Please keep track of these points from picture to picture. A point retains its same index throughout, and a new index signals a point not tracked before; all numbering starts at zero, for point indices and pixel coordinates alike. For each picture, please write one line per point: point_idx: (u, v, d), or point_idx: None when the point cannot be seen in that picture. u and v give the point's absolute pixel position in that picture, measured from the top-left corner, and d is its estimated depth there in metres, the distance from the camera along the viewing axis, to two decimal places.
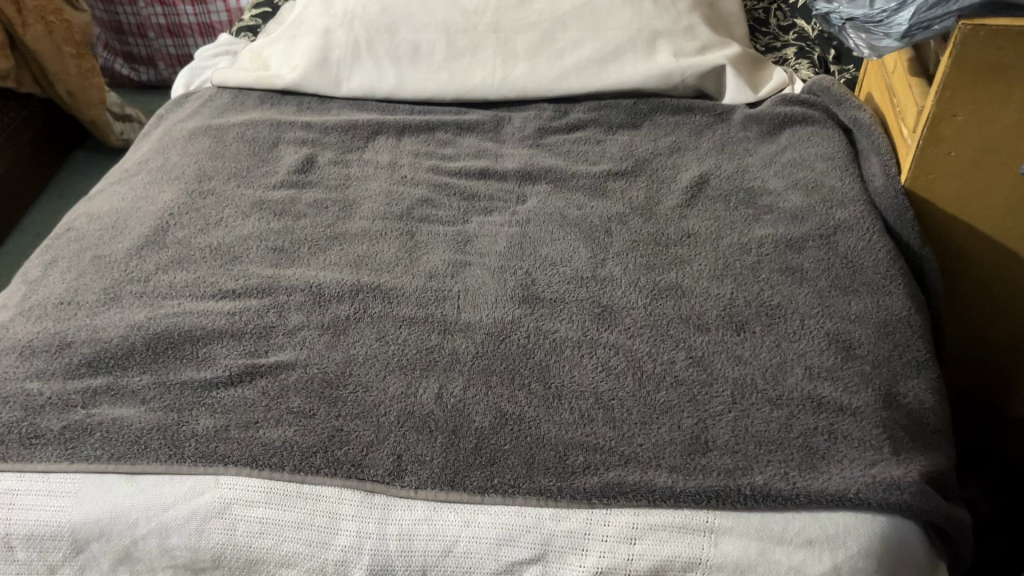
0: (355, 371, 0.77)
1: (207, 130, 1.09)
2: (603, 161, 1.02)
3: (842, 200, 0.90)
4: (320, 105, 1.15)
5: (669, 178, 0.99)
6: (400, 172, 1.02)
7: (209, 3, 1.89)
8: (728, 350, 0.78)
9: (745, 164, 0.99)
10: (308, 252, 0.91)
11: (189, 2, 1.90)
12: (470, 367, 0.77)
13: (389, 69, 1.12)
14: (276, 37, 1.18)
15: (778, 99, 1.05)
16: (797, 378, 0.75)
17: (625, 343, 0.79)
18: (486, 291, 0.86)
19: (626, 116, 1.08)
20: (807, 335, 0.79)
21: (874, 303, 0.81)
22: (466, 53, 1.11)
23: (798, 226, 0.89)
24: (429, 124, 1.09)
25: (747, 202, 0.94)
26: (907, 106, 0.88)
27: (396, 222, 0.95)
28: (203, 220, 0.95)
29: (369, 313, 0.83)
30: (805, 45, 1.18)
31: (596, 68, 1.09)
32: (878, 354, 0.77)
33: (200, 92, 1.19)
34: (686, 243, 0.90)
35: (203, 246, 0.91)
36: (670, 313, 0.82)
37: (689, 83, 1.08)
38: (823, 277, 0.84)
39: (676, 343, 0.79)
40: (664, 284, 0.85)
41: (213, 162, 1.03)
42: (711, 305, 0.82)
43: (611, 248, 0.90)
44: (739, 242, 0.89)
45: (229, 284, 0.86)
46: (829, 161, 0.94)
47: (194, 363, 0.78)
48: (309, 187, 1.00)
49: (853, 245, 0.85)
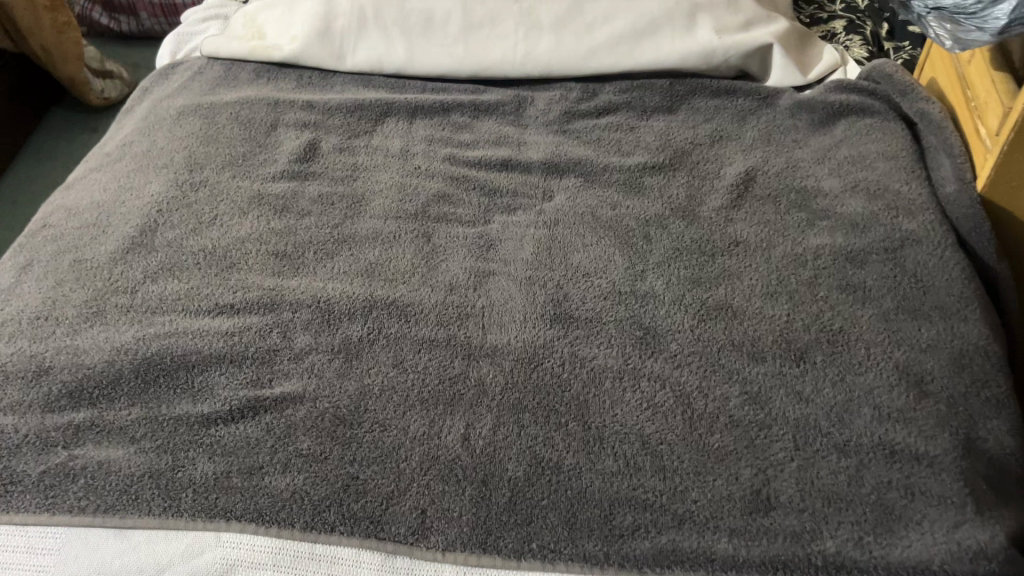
0: (370, 406, 0.69)
1: (197, 110, 0.98)
2: (637, 152, 0.92)
3: (908, 205, 0.81)
4: (322, 80, 1.04)
5: (711, 174, 0.90)
6: (412, 161, 0.93)
7: None
8: (787, 385, 0.70)
9: (795, 159, 0.89)
10: (314, 258, 0.82)
11: None
12: (498, 402, 0.69)
13: (399, 41, 1.01)
14: (272, 1, 1.06)
15: (831, 85, 0.95)
16: (867, 421, 0.67)
17: (672, 375, 0.71)
18: (514, 307, 0.77)
19: (661, 99, 0.98)
20: (874, 368, 0.71)
21: (948, 330, 0.72)
22: (485, 24, 1.00)
23: (859, 237, 0.80)
24: (443, 105, 0.99)
25: (800, 205, 0.85)
26: (987, 104, 0.78)
27: (411, 222, 0.86)
28: (195, 218, 0.85)
29: (384, 334, 0.74)
30: (856, 18, 1.08)
31: (629, 44, 0.98)
32: (954, 391, 0.69)
33: (187, 62, 1.07)
34: (733, 253, 0.81)
35: (196, 249, 0.82)
36: (720, 339, 0.73)
37: (732, 63, 0.98)
38: (888, 297, 0.75)
39: (729, 376, 0.71)
40: (712, 302, 0.77)
41: (205, 147, 0.93)
42: (765, 329, 0.74)
43: (650, 258, 0.81)
44: (793, 253, 0.80)
45: (226, 297, 0.77)
46: (892, 159, 0.85)
47: (189, 395, 0.70)
48: (312, 179, 0.90)
49: (923, 260, 0.77)
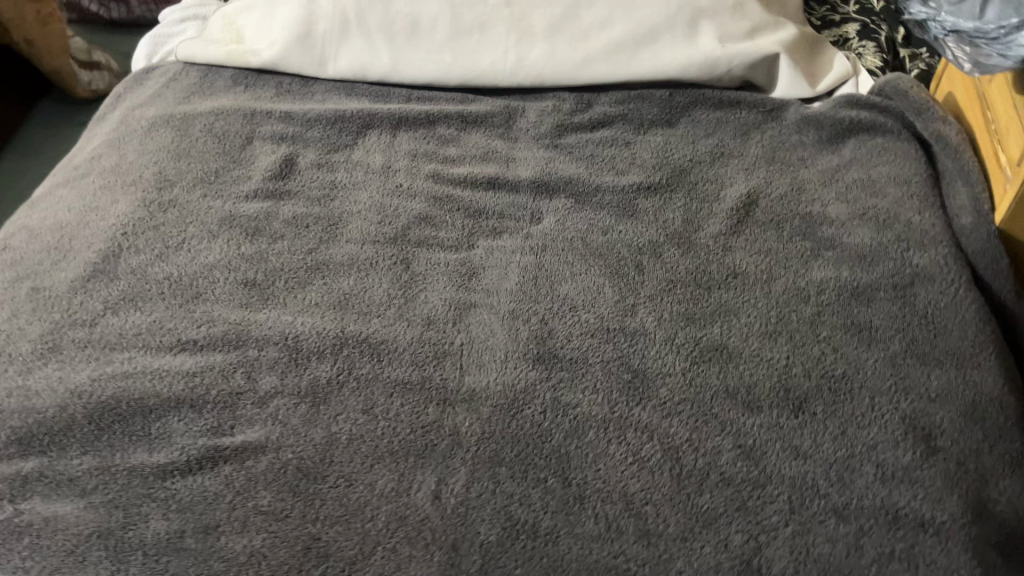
0: (336, 457, 0.65)
1: (169, 121, 0.93)
2: (633, 170, 0.87)
3: (920, 237, 0.75)
4: (302, 87, 0.99)
5: (710, 196, 0.84)
6: (394, 179, 0.88)
7: None
8: (783, 439, 0.65)
9: (800, 181, 0.84)
10: (284, 288, 0.77)
11: None
12: (473, 454, 0.65)
13: (383, 47, 0.96)
14: (251, 2, 1.01)
15: (841, 99, 0.89)
16: (869, 481, 0.62)
17: (660, 425, 0.66)
18: (495, 345, 0.72)
19: (660, 111, 0.92)
20: (879, 420, 0.65)
21: (959, 379, 0.67)
22: (474, 30, 0.94)
23: (867, 271, 0.74)
24: (429, 116, 0.93)
25: (804, 232, 0.79)
26: (1009, 131, 0.72)
27: (389, 248, 0.81)
28: (162, 242, 0.81)
29: (354, 375, 0.70)
30: (871, 21, 1.01)
31: (626, 53, 0.92)
32: (964, 448, 0.64)
33: (162, 67, 1.02)
34: (730, 286, 0.76)
35: (161, 278, 0.77)
36: (714, 386, 0.68)
37: (735, 73, 0.92)
38: (896, 339, 0.70)
39: (722, 427, 0.66)
40: (707, 342, 0.71)
41: (176, 163, 0.88)
42: (762, 375, 0.69)
43: (642, 291, 0.76)
44: (795, 287, 0.75)
45: (189, 332, 0.73)
46: (904, 185, 0.79)
47: (145, 442, 0.66)
48: (287, 199, 0.85)
49: (934, 299, 0.71)
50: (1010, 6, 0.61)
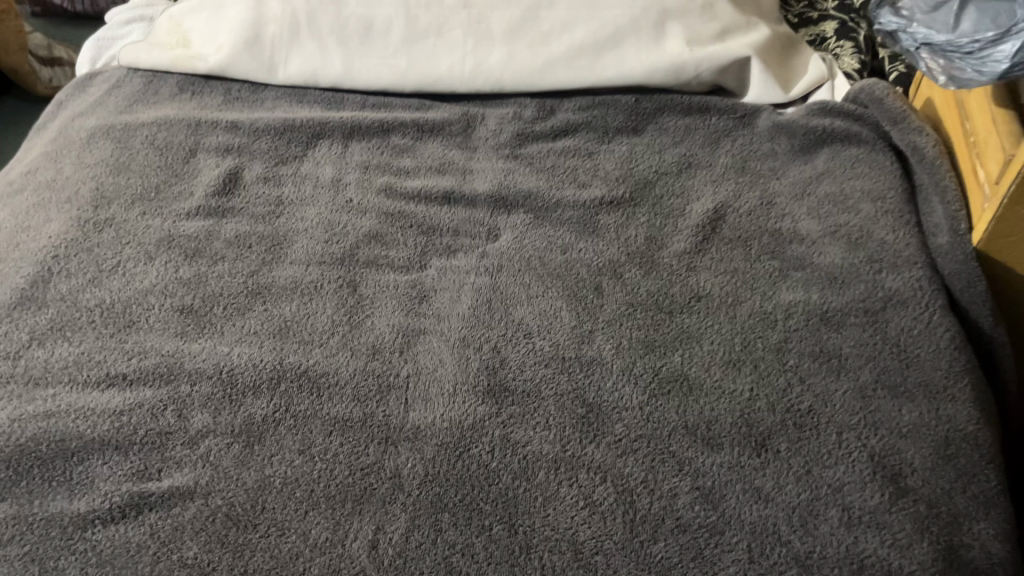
0: (268, 503, 0.61)
1: (109, 132, 0.88)
2: (595, 183, 0.83)
3: (893, 257, 0.71)
4: (252, 94, 0.94)
5: (676, 211, 0.80)
6: (345, 193, 0.83)
7: None
8: (744, 480, 0.61)
9: (770, 194, 0.79)
10: (222, 315, 0.73)
11: None
12: (414, 499, 0.61)
13: (335, 51, 0.91)
14: (197, 4, 0.96)
15: (814, 105, 0.84)
16: (834, 527, 0.58)
17: (614, 465, 0.62)
18: (443, 375, 0.68)
19: (626, 117, 0.88)
20: (846, 459, 0.62)
21: (932, 413, 0.63)
22: (430, 33, 0.90)
23: (837, 294, 0.70)
24: (383, 125, 0.89)
25: (773, 251, 0.75)
26: (988, 145, 0.68)
27: (336, 269, 0.76)
28: (95, 264, 0.76)
29: (292, 413, 0.66)
30: (849, 19, 0.95)
31: (589, 57, 0.88)
32: (936, 489, 0.60)
33: (106, 73, 0.97)
34: (693, 310, 0.72)
35: (92, 304, 0.73)
36: (672, 422, 0.64)
37: (704, 77, 0.87)
38: (866, 369, 0.66)
39: (680, 467, 0.62)
40: (666, 373, 0.67)
41: (115, 177, 0.84)
42: (724, 409, 0.65)
43: (600, 315, 0.72)
44: (761, 311, 0.71)
45: (119, 366, 0.69)
46: (878, 200, 0.75)
47: (67, 489, 0.62)
48: (230, 216, 0.81)
49: (907, 326, 0.67)
50: (986, 17, 0.57)
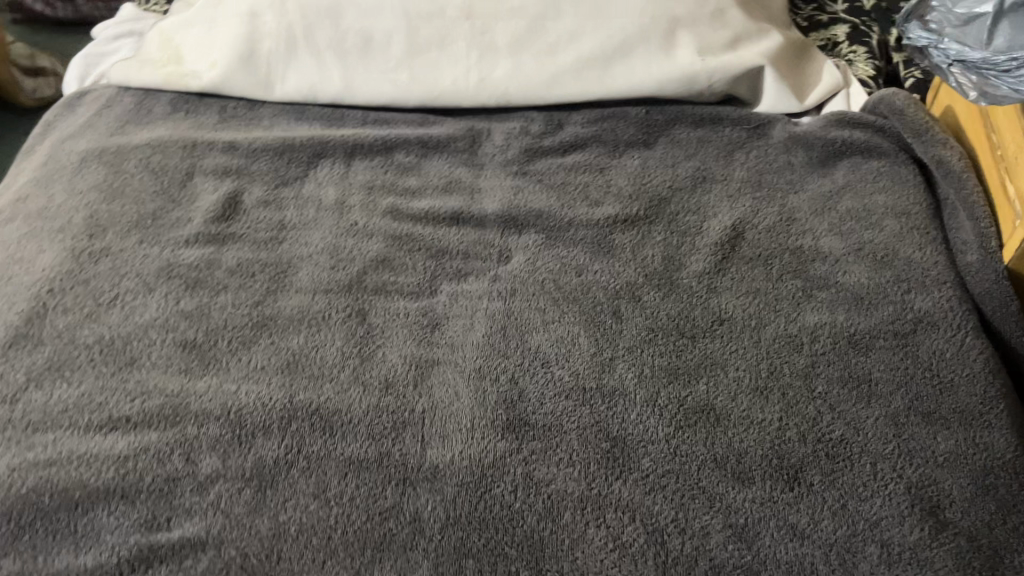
0: (284, 554, 0.58)
1: (101, 155, 0.85)
2: (608, 200, 0.80)
3: (922, 277, 0.69)
4: (248, 112, 0.91)
5: (693, 228, 0.77)
6: (349, 216, 0.80)
7: None
8: (777, 516, 0.59)
9: (789, 209, 0.77)
10: (227, 349, 0.70)
11: None
12: (437, 545, 0.59)
13: (334, 66, 0.88)
14: (188, 18, 0.92)
15: (830, 116, 0.82)
16: (873, 565, 0.57)
17: (643, 504, 0.60)
18: (460, 410, 0.66)
19: (636, 131, 0.85)
20: (882, 492, 0.60)
21: (968, 441, 0.61)
22: (432, 46, 0.86)
23: (865, 316, 0.68)
24: (386, 143, 0.86)
25: (795, 270, 0.73)
26: (1019, 162, 0.66)
27: (343, 297, 0.74)
28: (92, 298, 0.73)
29: (305, 454, 0.63)
30: (860, 23, 0.94)
31: (598, 68, 0.85)
32: (976, 521, 0.58)
33: (96, 91, 0.94)
34: (716, 335, 0.69)
35: (91, 342, 0.70)
36: (701, 455, 0.62)
37: (717, 88, 0.85)
38: (898, 394, 0.64)
39: (710, 504, 0.60)
40: (692, 403, 0.65)
41: (110, 204, 0.81)
42: (753, 441, 0.63)
43: (621, 342, 0.69)
44: (786, 334, 0.69)
45: (121, 408, 0.66)
46: (904, 216, 0.73)
47: (71, 542, 0.59)
48: (231, 242, 0.78)
49: (940, 349, 0.65)
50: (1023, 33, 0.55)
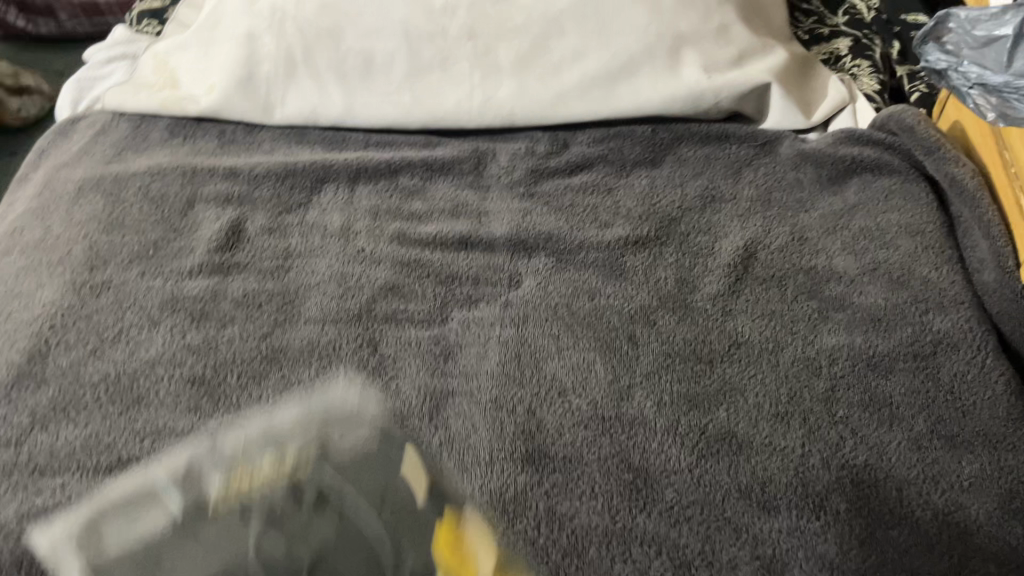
0: None
1: (99, 185, 0.83)
2: (618, 222, 0.79)
3: (939, 297, 0.69)
4: (247, 136, 0.89)
5: (704, 249, 0.77)
6: (355, 242, 0.79)
7: None
8: (805, 546, 0.58)
9: (800, 228, 0.76)
10: (236, 383, 0.68)
11: None
12: None
13: (335, 88, 0.87)
14: (184, 41, 0.90)
15: (838, 134, 0.82)
16: None
17: (669, 536, 0.59)
18: (478, 442, 0.64)
19: (643, 149, 0.85)
20: (910, 519, 0.59)
21: (993, 464, 0.61)
22: (434, 67, 0.85)
23: (883, 337, 0.68)
24: (390, 166, 0.85)
25: (809, 291, 0.72)
26: None
27: (353, 327, 0.72)
28: (96, 334, 0.71)
29: None
30: (863, 36, 0.94)
31: (603, 87, 0.84)
32: (1005, 546, 0.58)
33: (91, 117, 0.92)
34: (733, 359, 0.69)
35: (96, 380, 0.68)
36: (724, 484, 0.61)
37: (723, 105, 0.84)
38: (920, 417, 0.63)
39: (737, 535, 0.59)
40: (713, 430, 0.64)
41: (110, 235, 0.79)
42: (777, 468, 0.62)
43: (638, 368, 0.68)
44: (804, 357, 0.68)
45: (130, 448, 0.64)
46: (917, 235, 0.73)
47: None
48: (236, 272, 0.76)
49: (960, 371, 0.65)
50: None
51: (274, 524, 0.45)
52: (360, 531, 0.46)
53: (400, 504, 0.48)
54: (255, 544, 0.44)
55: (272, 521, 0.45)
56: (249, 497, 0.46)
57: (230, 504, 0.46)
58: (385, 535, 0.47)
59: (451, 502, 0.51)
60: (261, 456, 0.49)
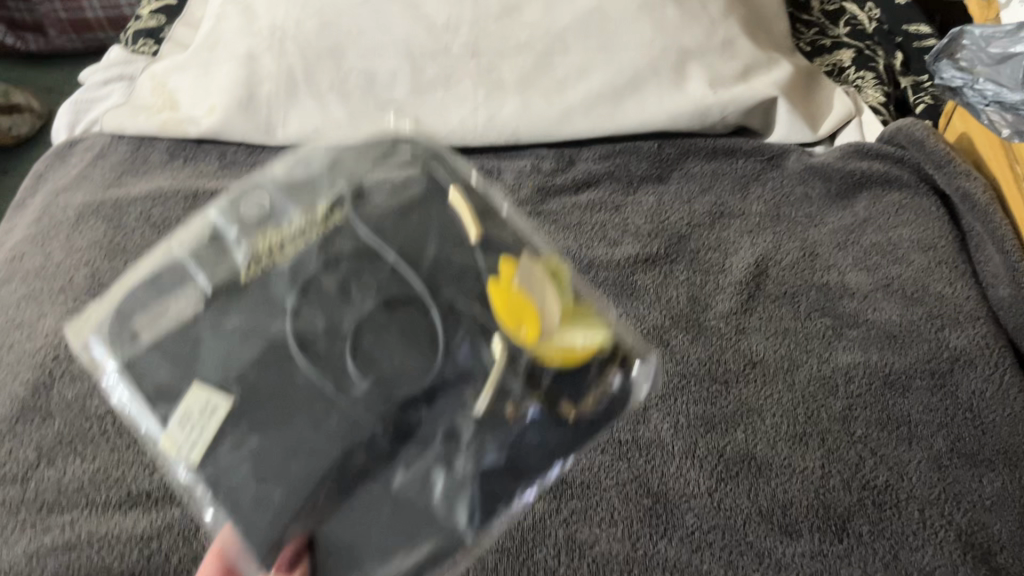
0: None
1: (99, 210, 0.82)
2: (628, 239, 0.78)
3: (955, 313, 0.69)
4: (249, 156, 0.88)
5: (715, 267, 0.76)
6: None
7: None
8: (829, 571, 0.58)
9: (811, 243, 0.76)
10: None
11: None
12: None
13: (336, 107, 0.85)
14: (183, 61, 0.89)
15: (846, 148, 0.81)
16: None
17: (690, 563, 0.59)
18: None
19: (649, 165, 0.84)
20: (932, 541, 0.58)
21: (1014, 482, 0.61)
22: (438, 86, 0.85)
23: (898, 354, 0.67)
24: None
25: (823, 308, 0.71)
26: None
27: None
28: None
29: None
30: (865, 47, 0.93)
31: (609, 104, 0.84)
32: None
33: (90, 140, 0.92)
34: (749, 379, 0.68)
35: (102, 412, 0.67)
36: (745, 508, 0.61)
37: (729, 119, 0.84)
38: (940, 436, 0.63)
39: (760, 561, 0.59)
40: (731, 453, 0.64)
41: (112, 261, 0.77)
42: (798, 491, 0.61)
43: (653, 389, 0.68)
44: (820, 375, 0.67)
45: (140, 482, 0.63)
46: (930, 250, 0.73)
47: None
48: None
49: (979, 388, 0.65)
50: None
51: (303, 311, 0.44)
52: (410, 312, 0.43)
53: (436, 260, 0.45)
54: (290, 317, 0.43)
55: (308, 297, 0.44)
56: (276, 265, 0.46)
57: (255, 272, 0.45)
58: (440, 252, 0.46)
59: (504, 243, 0.48)
60: (292, 213, 0.49)
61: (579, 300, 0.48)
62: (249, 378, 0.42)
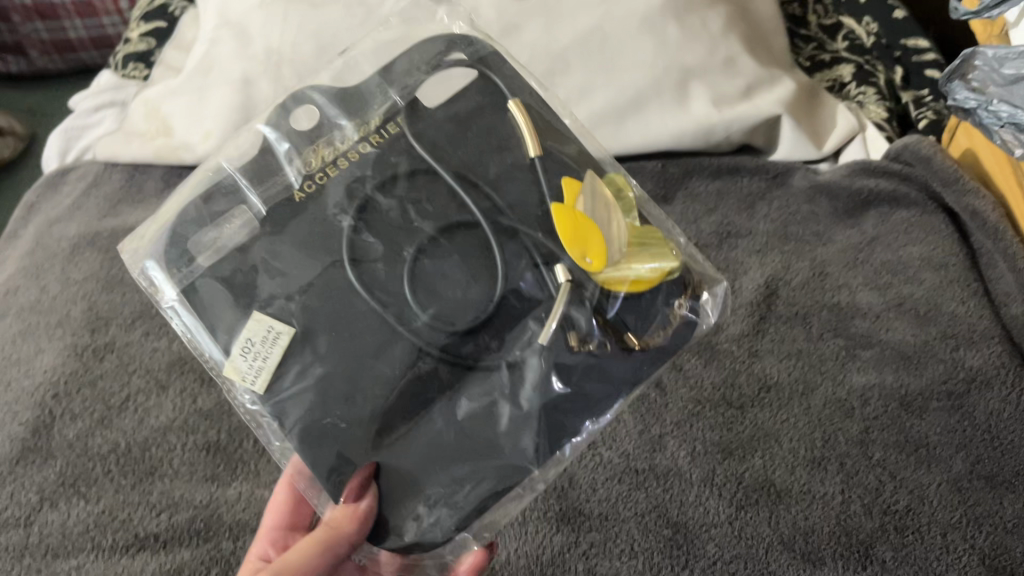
0: None
1: (95, 241, 0.80)
2: None
3: (968, 333, 0.68)
4: None
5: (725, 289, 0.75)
6: None
7: (101, 16, 1.44)
8: None
9: (820, 262, 0.75)
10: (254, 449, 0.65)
11: (77, 15, 1.45)
12: None
13: None
14: (176, 86, 0.87)
15: (849, 167, 0.81)
16: None
17: None
18: None
19: (653, 186, 0.84)
20: (956, 566, 0.58)
21: None
22: None
23: (914, 375, 0.67)
24: None
25: (836, 328, 0.71)
26: None
27: None
28: (102, 401, 0.68)
29: None
30: (864, 62, 0.93)
31: (612, 124, 0.83)
32: None
33: (82, 169, 0.91)
34: (764, 403, 0.67)
35: (106, 451, 0.65)
36: (766, 536, 0.60)
37: (733, 138, 0.84)
38: (960, 458, 0.62)
39: None
40: (750, 480, 0.63)
41: (110, 293, 0.75)
42: (820, 517, 0.60)
43: (667, 416, 0.67)
44: (835, 398, 0.66)
45: (147, 525, 0.61)
46: (940, 269, 0.73)
47: None
48: None
49: (996, 409, 0.64)
50: None
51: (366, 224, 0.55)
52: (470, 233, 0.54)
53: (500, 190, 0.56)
54: (352, 233, 0.54)
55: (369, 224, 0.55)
56: (328, 178, 0.56)
57: (317, 173, 0.56)
58: (501, 190, 0.56)
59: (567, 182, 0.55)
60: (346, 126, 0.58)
61: (641, 222, 0.56)
62: (308, 305, 0.52)
